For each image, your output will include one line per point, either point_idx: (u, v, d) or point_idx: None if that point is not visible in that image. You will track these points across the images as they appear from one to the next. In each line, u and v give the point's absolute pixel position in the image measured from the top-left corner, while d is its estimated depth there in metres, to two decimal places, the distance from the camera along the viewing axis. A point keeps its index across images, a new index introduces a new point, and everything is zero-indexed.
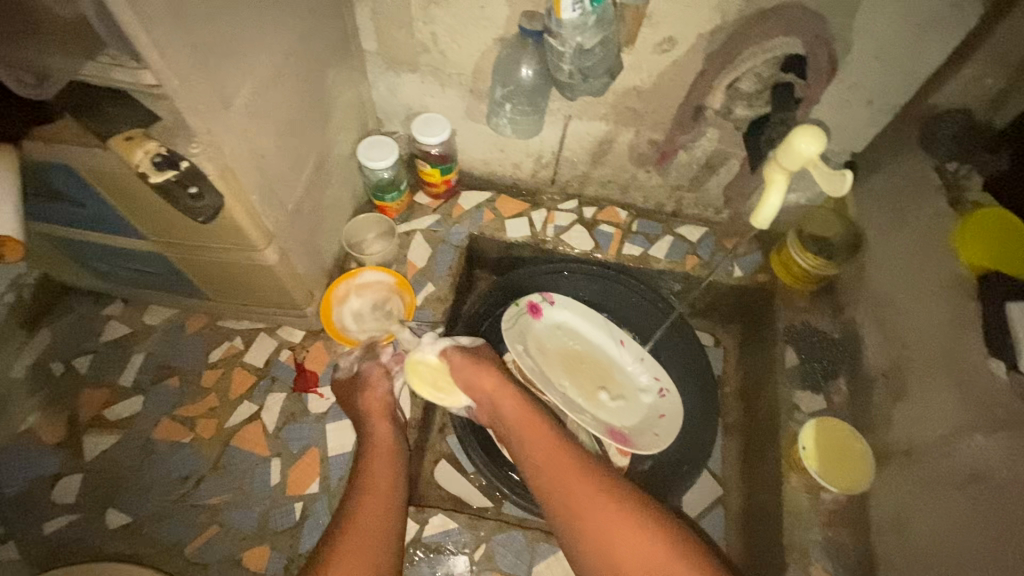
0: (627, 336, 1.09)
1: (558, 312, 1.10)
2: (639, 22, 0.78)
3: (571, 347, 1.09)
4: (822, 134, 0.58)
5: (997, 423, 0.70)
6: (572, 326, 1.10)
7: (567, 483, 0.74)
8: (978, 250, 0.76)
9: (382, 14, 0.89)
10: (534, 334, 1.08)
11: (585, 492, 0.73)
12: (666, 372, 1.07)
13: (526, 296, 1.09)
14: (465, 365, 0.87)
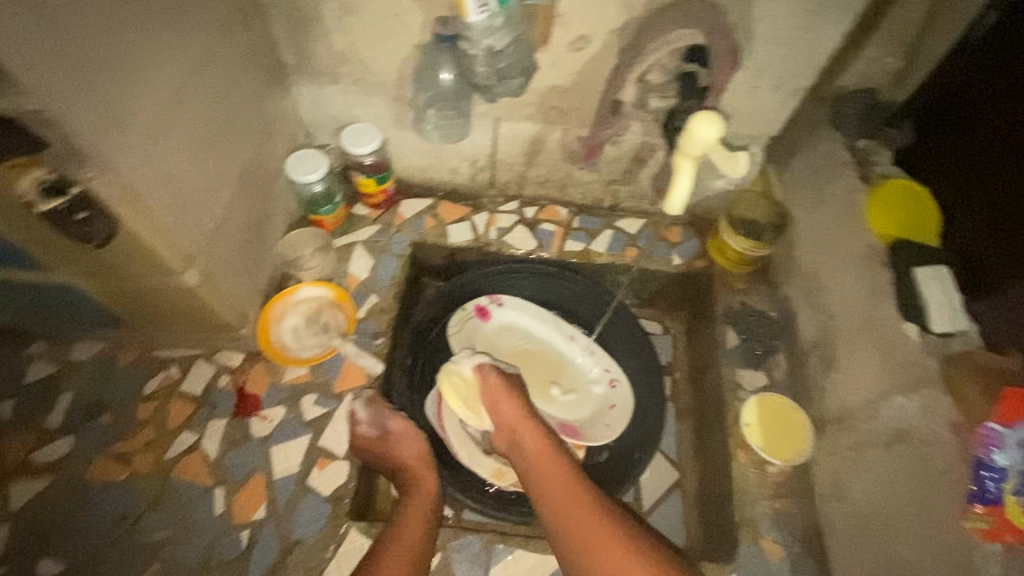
0: (577, 331, 1.09)
1: (508, 313, 1.10)
2: (550, 22, 0.79)
3: (523, 346, 1.09)
4: (720, 119, 0.60)
5: (913, 381, 0.73)
6: (523, 326, 1.10)
7: (580, 525, 0.75)
8: (887, 223, 0.85)
9: (298, 27, 0.88)
10: (484, 337, 1.08)
11: (597, 535, 0.74)
12: (615, 362, 1.07)
13: (474, 300, 1.09)
14: (495, 389, 0.88)
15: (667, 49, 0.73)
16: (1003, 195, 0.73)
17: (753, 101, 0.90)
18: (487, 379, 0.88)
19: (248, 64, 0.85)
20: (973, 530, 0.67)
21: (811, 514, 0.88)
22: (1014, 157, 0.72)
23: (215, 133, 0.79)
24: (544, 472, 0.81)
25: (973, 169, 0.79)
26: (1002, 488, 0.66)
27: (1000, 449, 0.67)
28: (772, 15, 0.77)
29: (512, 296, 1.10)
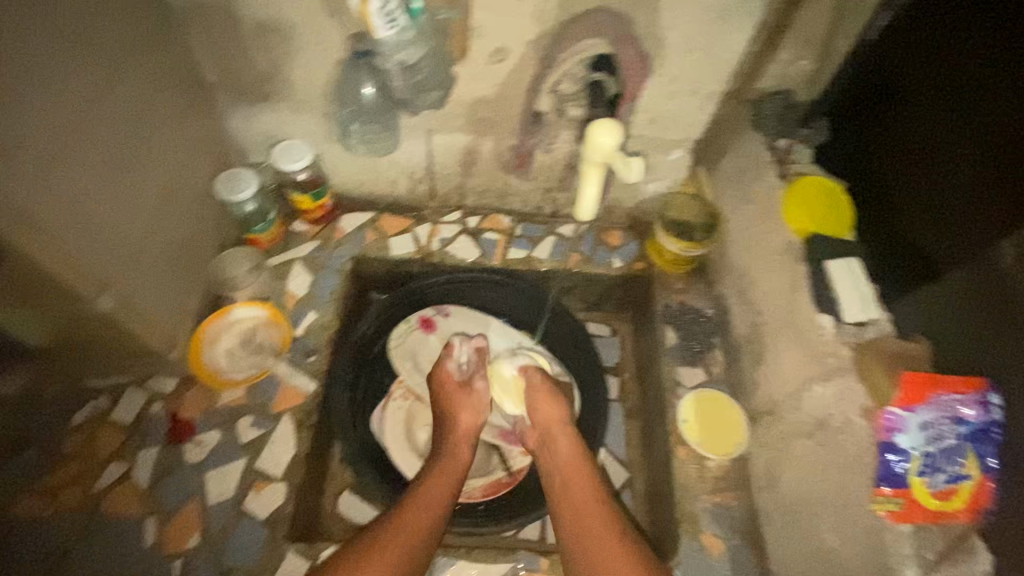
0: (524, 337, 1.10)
1: (456, 323, 1.10)
2: (467, 35, 0.81)
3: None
4: (618, 126, 0.62)
5: (829, 371, 0.76)
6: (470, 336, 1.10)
7: (596, 537, 0.77)
8: (804, 220, 0.87)
9: (218, 46, 0.87)
10: (429, 348, 1.08)
11: (611, 550, 0.75)
12: (563, 367, 1.08)
13: (418, 312, 1.10)
14: (538, 388, 0.95)
15: (577, 58, 0.80)
16: (923, 186, 0.74)
17: (678, 104, 0.92)
18: (533, 379, 0.95)
19: (166, 85, 0.84)
20: (878, 512, 0.66)
21: (750, 506, 0.90)
22: (930, 148, 0.73)
23: (131, 155, 0.78)
24: (572, 482, 0.84)
25: (892, 162, 0.80)
26: (907, 470, 0.65)
27: (903, 431, 0.66)
28: (678, 23, 0.80)
29: (461, 307, 1.12)
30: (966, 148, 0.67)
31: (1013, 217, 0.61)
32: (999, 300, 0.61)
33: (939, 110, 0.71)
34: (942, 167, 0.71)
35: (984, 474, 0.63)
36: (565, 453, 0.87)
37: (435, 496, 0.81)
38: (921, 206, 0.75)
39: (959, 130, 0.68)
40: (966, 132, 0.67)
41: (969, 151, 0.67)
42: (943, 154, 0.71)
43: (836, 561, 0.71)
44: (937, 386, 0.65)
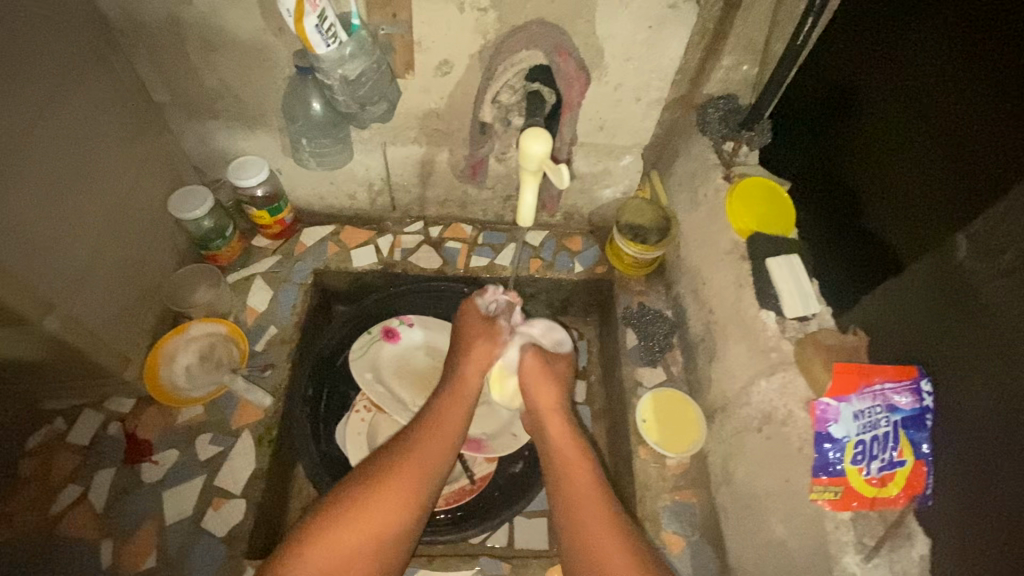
0: None
1: (418, 333, 1.09)
2: (410, 49, 0.83)
3: (431, 365, 1.07)
4: (547, 134, 0.64)
5: (772, 365, 0.78)
6: (433, 346, 1.09)
7: (592, 518, 0.76)
8: (746, 218, 0.89)
9: (166, 65, 0.88)
10: (391, 359, 1.06)
11: (601, 530, 0.75)
12: None
13: (380, 323, 1.07)
14: (531, 371, 0.90)
15: (513, 69, 0.82)
16: (880, 174, 0.74)
17: (618, 112, 0.97)
18: (525, 362, 0.91)
19: (112, 105, 0.85)
20: (816, 501, 0.68)
21: (708, 502, 0.91)
22: (888, 136, 0.72)
23: (73, 174, 0.78)
24: (565, 455, 0.84)
25: (851, 152, 0.79)
26: (841, 459, 0.68)
27: (836, 421, 0.68)
28: (613, 33, 0.83)
29: (423, 316, 1.10)
30: (923, 135, 0.67)
31: (972, 206, 0.60)
32: (957, 291, 0.61)
33: (898, 97, 0.70)
34: (899, 156, 0.71)
35: (917, 460, 0.65)
36: (557, 427, 0.87)
37: (433, 460, 0.80)
38: (879, 196, 0.74)
39: (918, 117, 0.67)
40: (924, 118, 0.66)
41: (926, 138, 0.66)
42: (901, 142, 0.70)
43: (784, 551, 0.73)
44: (873, 375, 0.67)
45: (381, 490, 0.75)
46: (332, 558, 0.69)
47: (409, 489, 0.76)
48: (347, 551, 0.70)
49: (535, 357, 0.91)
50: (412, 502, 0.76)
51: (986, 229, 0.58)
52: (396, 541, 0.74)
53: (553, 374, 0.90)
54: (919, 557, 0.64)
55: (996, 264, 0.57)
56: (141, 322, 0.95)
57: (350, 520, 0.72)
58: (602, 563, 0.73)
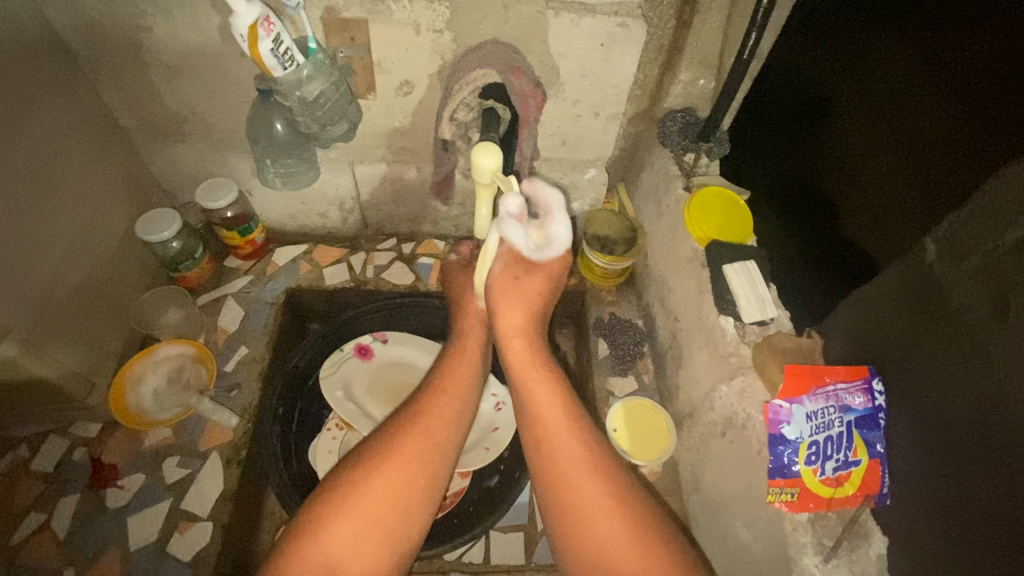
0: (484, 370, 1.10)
1: (393, 348, 1.09)
2: (370, 71, 0.87)
3: (404, 381, 1.06)
4: (495, 146, 0.67)
5: (732, 370, 0.79)
6: (407, 360, 1.08)
7: (586, 488, 0.69)
8: (700, 222, 0.92)
9: (131, 91, 0.90)
10: (363, 376, 1.05)
11: (597, 500, 0.68)
12: (502, 386, 1.09)
13: (353, 340, 1.07)
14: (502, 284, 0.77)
15: (468, 88, 0.83)
16: (859, 182, 0.75)
17: (579, 127, 1.00)
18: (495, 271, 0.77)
19: (77, 130, 0.86)
20: (774, 502, 0.69)
21: (680, 510, 0.91)
22: (863, 143, 0.74)
23: (35, 199, 0.79)
24: (544, 413, 0.74)
25: (829, 162, 0.81)
26: (796, 460, 0.69)
27: (789, 422, 0.70)
28: (567, 51, 0.86)
29: (398, 332, 1.10)
30: (896, 139, 0.68)
31: (941, 207, 0.61)
32: (925, 295, 0.62)
33: (872, 102, 0.72)
34: (875, 161, 0.72)
35: (872, 458, 0.67)
36: (517, 349, 0.78)
37: (436, 425, 0.74)
38: (858, 204, 0.75)
39: (891, 120, 0.69)
40: (896, 119, 0.68)
41: (898, 142, 0.68)
42: (876, 148, 0.72)
43: (749, 555, 0.73)
44: (824, 375, 0.70)
45: (383, 466, 0.69)
46: (343, 543, 0.64)
47: (416, 461, 0.71)
48: (359, 531, 0.65)
49: (506, 268, 0.76)
50: (421, 475, 0.71)
51: (951, 230, 0.59)
52: (408, 521, 0.69)
53: (526, 286, 0.78)
54: (876, 555, 0.66)
55: (961, 268, 0.58)
56: (108, 346, 0.95)
57: (354, 502, 0.66)
58: (590, 526, 0.67)
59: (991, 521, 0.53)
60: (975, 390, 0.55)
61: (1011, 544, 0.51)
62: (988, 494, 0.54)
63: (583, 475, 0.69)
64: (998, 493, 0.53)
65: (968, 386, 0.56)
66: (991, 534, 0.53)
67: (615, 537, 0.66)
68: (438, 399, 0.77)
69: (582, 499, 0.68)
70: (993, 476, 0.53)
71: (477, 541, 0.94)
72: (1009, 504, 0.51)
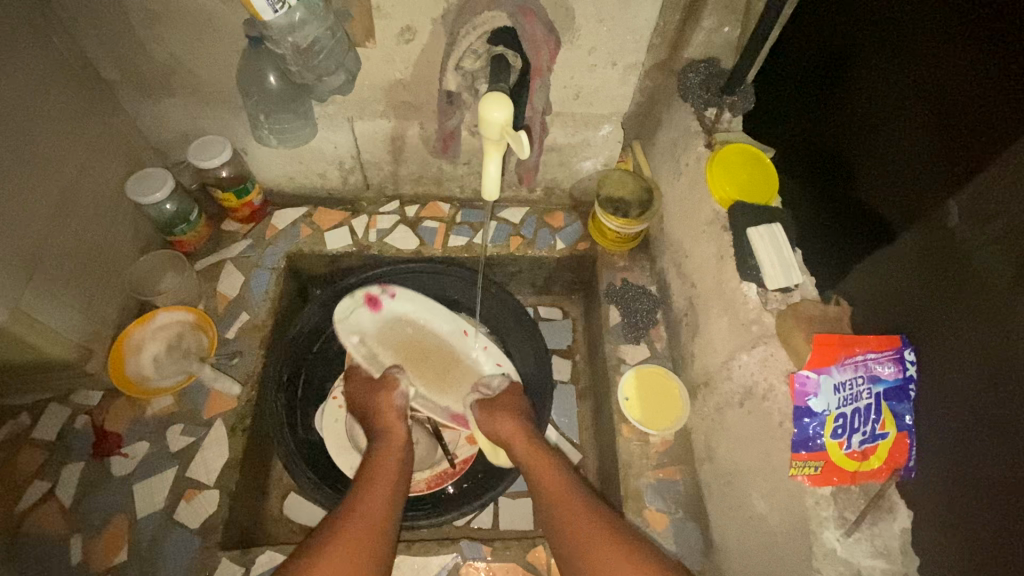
0: (490, 343, 1.03)
1: (399, 305, 1.02)
2: (368, 15, 0.80)
3: (411, 338, 1.01)
4: (506, 99, 0.62)
5: (753, 338, 0.76)
6: (414, 317, 1.03)
7: (583, 536, 0.71)
8: (721, 182, 0.86)
9: (112, 38, 0.84)
10: (374, 327, 1.01)
11: (596, 540, 0.70)
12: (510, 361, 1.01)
13: (363, 287, 1.02)
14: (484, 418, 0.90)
15: (474, 33, 0.77)
16: (875, 145, 0.70)
17: (593, 78, 0.94)
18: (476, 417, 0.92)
19: (56, 83, 0.80)
20: (797, 476, 0.66)
21: (692, 478, 0.89)
22: (883, 101, 0.68)
23: (17, 157, 0.74)
24: (539, 466, 0.81)
25: (847, 121, 0.75)
26: (822, 433, 0.66)
27: (816, 394, 0.66)
28: None
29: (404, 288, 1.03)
30: (912, 103, 0.63)
31: (962, 170, 0.57)
32: (948, 263, 0.58)
33: (896, 56, 0.66)
34: (893, 125, 0.67)
35: (899, 432, 0.63)
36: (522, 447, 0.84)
37: (378, 509, 0.73)
38: (875, 164, 0.70)
39: (911, 80, 0.64)
40: (919, 76, 0.63)
41: (918, 101, 0.63)
42: (895, 107, 0.66)
43: (766, 526, 0.72)
44: (855, 346, 0.66)
45: (328, 554, 0.66)
46: None
47: (360, 543, 0.67)
48: None
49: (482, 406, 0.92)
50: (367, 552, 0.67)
51: (976, 196, 0.55)
52: (388, 536, 0.71)
53: (505, 409, 0.89)
54: (900, 530, 0.63)
55: (986, 232, 0.54)
56: (104, 313, 0.92)
57: None
58: (597, 557, 0.69)
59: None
60: (993, 361, 0.53)
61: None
62: (1013, 462, 0.51)
63: (575, 519, 0.73)
64: (1020, 468, 0.50)
65: (1022, 375, 0.50)
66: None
67: (613, 559, 0.68)
68: (374, 485, 0.76)
69: (583, 545, 0.70)
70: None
71: (487, 507, 0.94)
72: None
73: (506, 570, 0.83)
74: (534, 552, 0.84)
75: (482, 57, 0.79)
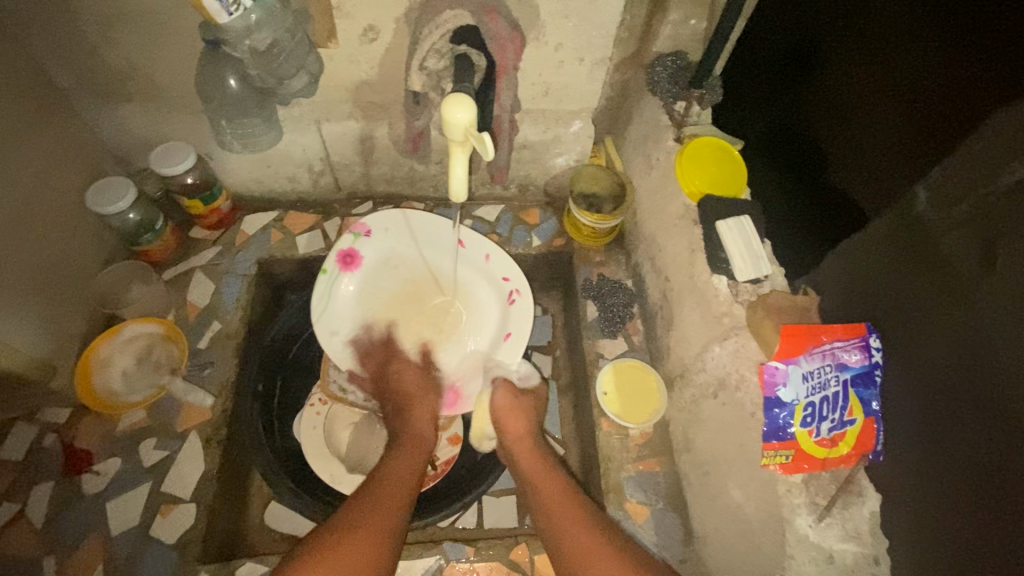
0: (492, 249, 0.99)
1: (381, 241, 0.99)
2: (329, 15, 0.79)
3: (403, 284, 1.00)
4: (470, 101, 0.62)
5: (725, 330, 0.77)
6: (402, 251, 1.00)
7: (572, 537, 0.73)
8: (690, 176, 0.87)
9: (63, 45, 0.81)
10: (360, 286, 0.98)
11: (583, 543, 0.72)
12: (516, 270, 0.97)
13: (335, 245, 0.97)
14: (501, 408, 0.90)
15: (436, 33, 0.76)
16: (845, 133, 0.70)
17: (562, 74, 0.93)
18: (497, 398, 0.91)
19: (5, 93, 0.77)
20: (768, 466, 0.68)
21: (671, 469, 0.90)
22: (852, 86, 0.69)
23: None
24: (534, 474, 0.82)
25: (817, 110, 0.76)
26: (791, 422, 0.67)
27: (784, 384, 0.68)
28: None
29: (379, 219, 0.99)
30: (881, 89, 0.64)
31: (929, 155, 0.57)
32: (917, 246, 0.59)
33: (863, 41, 0.66)
34: (862, 112, 0.67)
35: (867, 417, 0.65)
36: (524, 451, 0.86)
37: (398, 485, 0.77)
38: (847, 148, 0.70)
39: (880, 67, 0.64)
40: (890, 59, 0.62)
41: (890, 84, 0.63)
42: (865, 89, 0.67)
43: (742, 514, 0.73)
44: (822, 334, 0.67)
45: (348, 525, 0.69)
46: None
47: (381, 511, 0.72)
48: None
49: (505, 393, 0.91)
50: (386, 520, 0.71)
51: (940, 180, 0.56)
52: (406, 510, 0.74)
53: (521, 407, 0.90)
54: (870, 513, 0.65)
55: (952, 215, 0.55)
56: (69, 328, 0.90)
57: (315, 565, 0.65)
58: (582, 559, 0.70)
59: (1005, 501, 0.50)
60: (958, 345, 0.55)
61: (991, 484, 0.51)
62: (979, 442, 0.53)
63: (566, 521, 0.75)
64: (985, 447, 0.52)
65: (988, 359, 0.52)
66: (1000, 511, 0.50)
67: (597, 558, 0.70)
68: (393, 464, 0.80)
69: (570, 546, 0.72)
70: (1011, 451, 0.49)
71: (470, 506, 0.94)
72: (992, 443, 0.51)
73: (490, 569, 0.83)
74: (517, 550, 0.84)
75: (446, 56, 0.78)
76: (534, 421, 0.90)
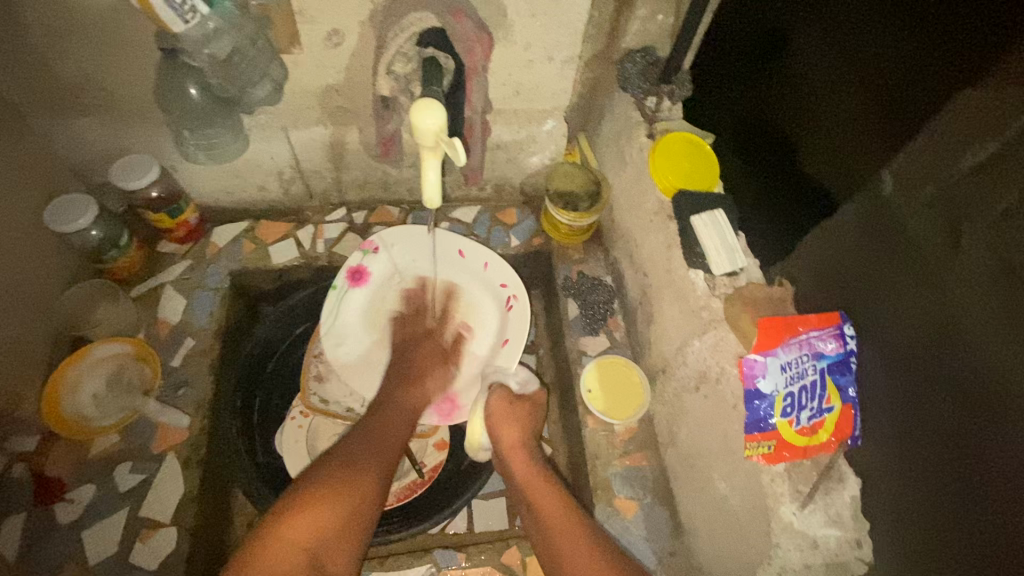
0: (490, 257, 1.01)
1: (390, 257, 1.02)
2: (292, 21, 0.77)
3: (405, 297, 1.01)
4: (438, 105, 0.61)
5: (704, 324, 0.78)
6: (405, 265, 1.03)
7: (566, 548, 0.72)
8: (664, 171, 0.87)
9: (10, 58, 0.77)
10: (364, 301, 1.00)
11: (577, 554, 0.71)
12: (514, 277, 0.99)
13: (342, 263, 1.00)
14: (497, 413, 0.87)
15: (401, 36, 0.78)
16: (814, 123, 0.71)
17: (533, 73, 0.93)
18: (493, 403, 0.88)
19: None
20: (752, 457, 0.69)
21: (657, 463, 0.91)
22: (820, 77, 0.69)
23: None
24: (530, 484, 0.81)
25: (786, 101, 0.77)
26: (772, 413, 0.68)
27: (764, 376, 0.68)
28: None
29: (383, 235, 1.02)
30: (849, 78, 0.65)
31: (898, 143, 0.58)
32: (888, 230, 0.60)
33: (829, 31, 0.67)
34: (829, 102, 0.68)
35: (844, 404, 0.66)
36: (518, 464, 0.84)
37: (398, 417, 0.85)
38: (816, 139, 0.71)
39: (846, 58, 0.65)
40: (857, 49, 0.63)
41: (860, 74, 0.63)
42: (832, 78, 0.67)
43: (728, 505, 0.74)
44: (798, 325, 0.68)
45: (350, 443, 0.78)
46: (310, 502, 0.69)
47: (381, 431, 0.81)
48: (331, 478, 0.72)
49: (499, 398, 0.88)
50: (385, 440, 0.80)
51: (908, 166, 0.57)
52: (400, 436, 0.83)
53: (515, 413, 0.87)
54: (851, 498, 0.66)
55: (919, 198, 0.56)
56: (32, 352, 0.86)
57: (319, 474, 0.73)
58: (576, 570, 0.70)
59: (978, 475, 0.51)
60: (930, 323, 0.56)
61: (965, 456, 0.53)
62: (951, 416, 0.54)
63: (561, 533, 0.74)
64: (958, 419, 0.53)
65: (959, 336, 0.53)
66: (976, 479, 0.52)
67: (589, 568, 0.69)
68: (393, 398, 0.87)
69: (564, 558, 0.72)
70: (983, 421, 0.51)
71: (461, 511, 0.94)
72: (965, 417, 0.53)
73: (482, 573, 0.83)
74: (509, 553, 0.84)
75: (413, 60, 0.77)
76: (530, 428, 0.87)
